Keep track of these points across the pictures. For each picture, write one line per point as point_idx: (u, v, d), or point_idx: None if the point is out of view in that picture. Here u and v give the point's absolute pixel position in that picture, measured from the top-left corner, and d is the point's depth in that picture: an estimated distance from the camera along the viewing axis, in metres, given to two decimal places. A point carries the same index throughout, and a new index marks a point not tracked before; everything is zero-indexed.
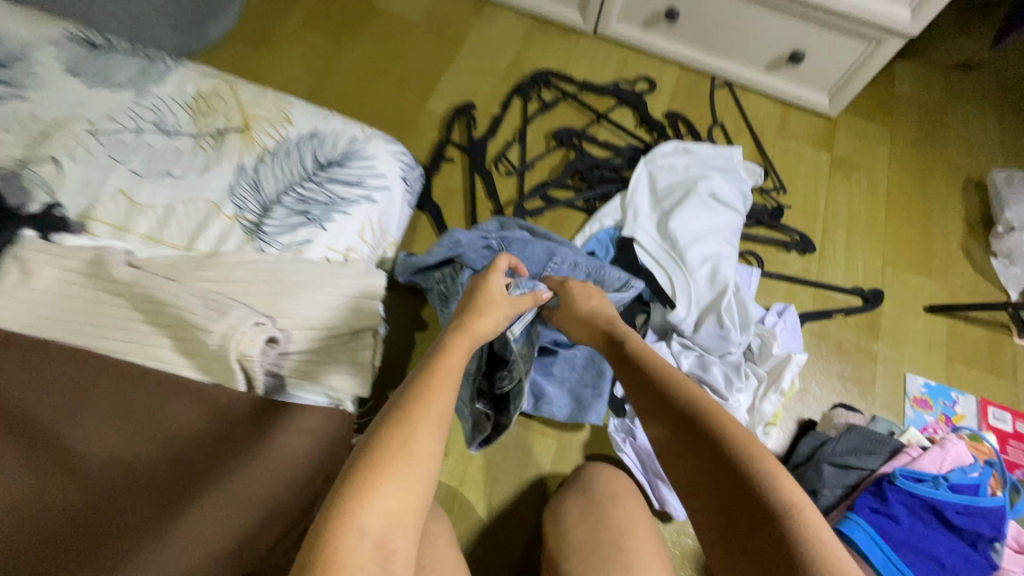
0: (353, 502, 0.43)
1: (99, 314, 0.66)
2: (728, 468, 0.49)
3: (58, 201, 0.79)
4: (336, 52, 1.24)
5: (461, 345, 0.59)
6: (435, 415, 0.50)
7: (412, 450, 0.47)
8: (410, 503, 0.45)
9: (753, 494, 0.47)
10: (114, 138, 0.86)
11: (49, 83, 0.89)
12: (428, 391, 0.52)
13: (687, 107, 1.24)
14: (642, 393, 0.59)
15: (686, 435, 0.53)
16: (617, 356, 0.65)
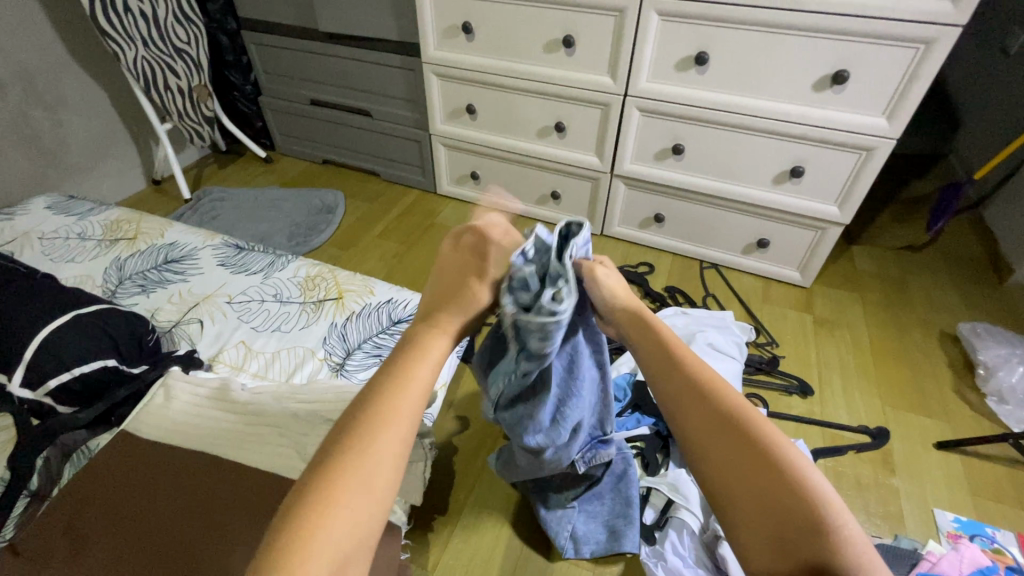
0: (297, 545, 0.40)
1: (224, 426, 0.87)
2: (785, 505, 0.45)
3: (195, 347, 1.07)
4: (405, 253, 1.64)
5: (426, 355, 0.53)
6: (396, 426, 0.47)
7: (360, 481, 0.44)
8: (358, 539, 0.43)
9: (820, 542, 0.42)
10: (243, 305, 1.17)
11: (205, 272, 1.26)
12: (381, 415, 0.47)
13: (683, 283, 1.52)
14: (691, 403, 0.51)
15: (743, 461, 0.47)
16: (669, 365, 0.54)
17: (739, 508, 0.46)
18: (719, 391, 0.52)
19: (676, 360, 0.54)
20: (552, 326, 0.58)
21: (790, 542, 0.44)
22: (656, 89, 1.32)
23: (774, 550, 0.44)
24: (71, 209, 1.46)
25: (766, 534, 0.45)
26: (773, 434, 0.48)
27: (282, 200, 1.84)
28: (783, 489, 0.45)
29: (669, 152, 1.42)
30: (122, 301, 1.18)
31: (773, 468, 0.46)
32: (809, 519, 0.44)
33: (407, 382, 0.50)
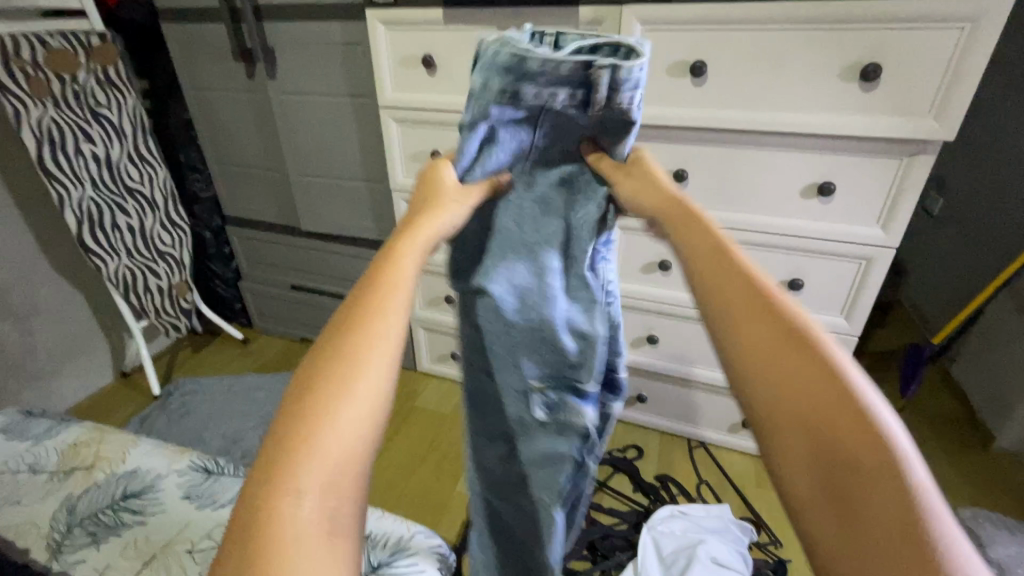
0: (284, 454, 0.37)
1: None
2: (846, 439, 0.36)
3: None
4: (386, 446, 1.58)
5: (419, 247, 0.51)
6: (376, 354, 0.43)
7: (356, 394, 0.40)
8: (336, 465, 0.38)
9: (885, 493, 0.34)
10: (207, 553, 1.07)
11: (166, 509, 1.15)
12: (370, 323, 0.43)
13: (674, 469, 1.49)
14: (732, 304, 0.44)
15: (794, 382, 0.39)
16: (726, 276, 0.45)
17: (778, 438, 0.38)
18: (769, 294, 0.43)
19: (713, 257, 0.47)
20: (496, 115, 0.56)
21: (844, 486, 0.35)
22: (625, 288, 1.38)
23: (826, 494, 0.35)
24: (27, 431, 1.38)
25: (822, 466, 0.36)
26: (837, 356, 0.40)
27: (259, 388, 1.79)
28: (842, 420, 0.36)
29: (644, 341, 1.45)
30: (67, 558, 1.06)
31: (831, 392, 0.37)
32: (875, 463, 0.35)
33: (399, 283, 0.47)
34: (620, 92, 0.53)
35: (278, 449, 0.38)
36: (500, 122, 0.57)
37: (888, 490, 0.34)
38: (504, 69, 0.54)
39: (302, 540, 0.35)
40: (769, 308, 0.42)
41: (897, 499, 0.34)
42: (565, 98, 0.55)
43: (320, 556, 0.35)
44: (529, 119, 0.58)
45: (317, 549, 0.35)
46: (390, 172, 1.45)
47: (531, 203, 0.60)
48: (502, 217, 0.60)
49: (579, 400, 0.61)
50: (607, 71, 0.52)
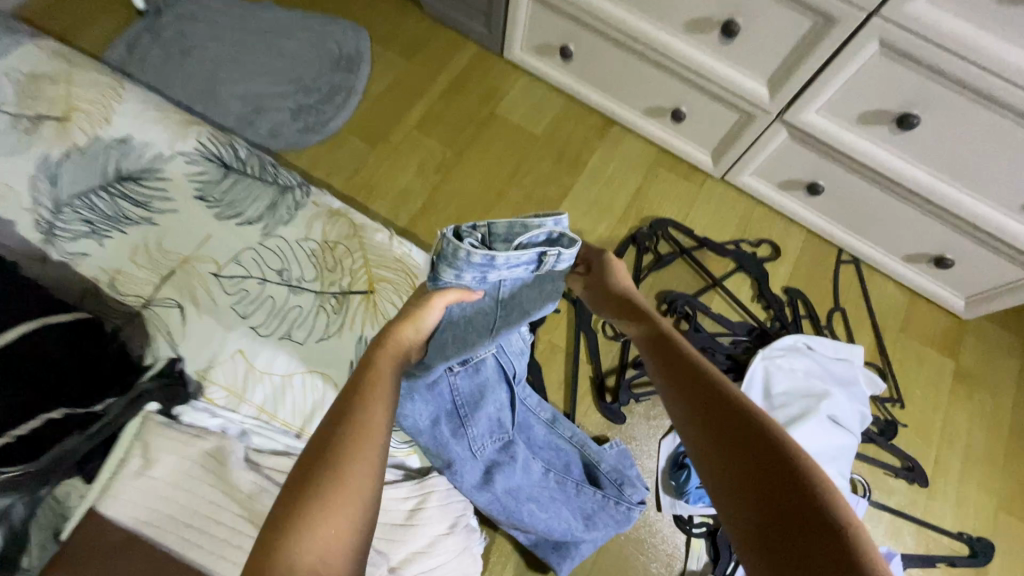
0: (285, 532, 0.44)
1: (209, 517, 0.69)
2: (777, 466, 0.47)
3: (179, 355, 0.79)
4: (452, 163, 1.21)
5: (394, 359, 0.60)
6: (366, 442, 0.50)
7: (357, 464, 0.48)
8: (327, 535, 0.44)
9: (811, 504, 0.45)
10: (237, 284, 0.84)
11: (179, 210, 0.87)
12: (360, 410, 0.52)
13: (808, 283, 1.18)
14: (674, 378, 0.57)
15: (725, 431, 0.51)
16: (683, 377, 0.57)
17: (728, 481, 0.48)
18: (719, 382, 0.55)
19: (661, 344, 0.61)
20: (475, 264, 0.63)
21: (786, 507, 0.45)
22: (931, 21, 0.78)
23: (757, 520, 0.46)
24: None
25: (771, 527, 0.45)
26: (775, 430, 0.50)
27: (283, 35, 1.25)
28: (790, 485, 0.46)
29: (888, 118, 0.93)
30: (60, 248, 0.81)
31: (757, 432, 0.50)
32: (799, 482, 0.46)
33: (382, 381, 0.56)
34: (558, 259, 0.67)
35: (279, 521, 0.45)
36: (483, 270, 0.64)
37: (810, 497, 0.45)
38: (466, 235, 0.63)
39: None
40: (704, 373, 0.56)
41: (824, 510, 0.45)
42: (521, 270, 0.67)
43: None
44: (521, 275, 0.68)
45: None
46: None
47: (484, 305, 0.72)
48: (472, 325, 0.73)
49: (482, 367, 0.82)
50: (555, 253, 0.65)
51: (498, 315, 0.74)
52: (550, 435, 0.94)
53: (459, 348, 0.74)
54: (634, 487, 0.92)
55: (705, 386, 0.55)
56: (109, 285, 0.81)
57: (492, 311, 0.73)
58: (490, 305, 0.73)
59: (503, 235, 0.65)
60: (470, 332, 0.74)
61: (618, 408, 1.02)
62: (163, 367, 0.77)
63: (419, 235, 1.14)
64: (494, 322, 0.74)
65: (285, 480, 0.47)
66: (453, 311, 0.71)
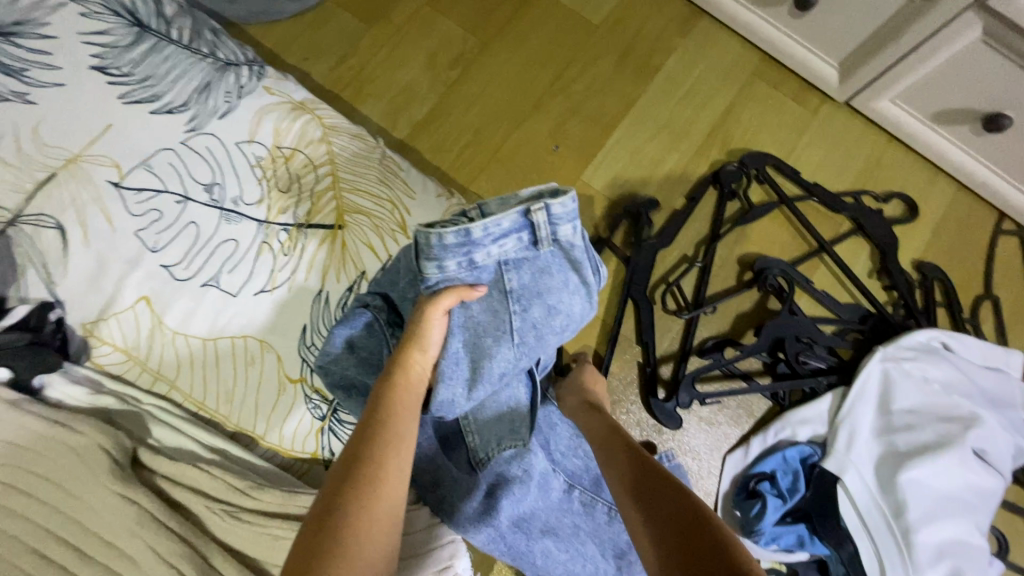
0: None
1: (69, 544, 0.46)
2: (675, 527, 0.42)
3: (55, 299, 0.54)
4: (475, 55, 0.88)
5: (413, 401, 0.48)
6: (385, 511, 0.41)
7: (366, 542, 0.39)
8: None
9: None
10: (146, 200, 0.57)
11: (65, 83, 0.59)
12: (376, 473, 0.42)
13: (953, 258, 0.86)
14: (619, 464, 0.52)
15: (642, 495, 0.46)
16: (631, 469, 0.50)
17: None
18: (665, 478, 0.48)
19: (602, 424, 0.60)
20: (452, 241, 0.50)
21: None
22: None
23: None
24: None
25: None
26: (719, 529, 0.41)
27: None
28: None
29: None
30: None
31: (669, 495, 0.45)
32: (708, 543, 0.39)
33: (403, 432, 0.45)
34: (561, 222, 0.53)
35: None
36: (464, 244, 0.51)
37: None
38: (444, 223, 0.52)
39: None
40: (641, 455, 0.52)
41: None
42: (517, 245, 0.53)
43: None
44: (516, 252, 0.53)
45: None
46: None
47: (498, 306, 0.53)
48: (487, 335, 0.53)
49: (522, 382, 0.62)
50: (545, 211, 0.52)
51: (518, 315, 0.54)
52: (578, 440, 0.67)
53: (473, 372, 0.53)
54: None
55: (646, 481, 0.48)
56: None
57: (504, 306, 0.53)
58: (500, 300, 0.53)
59: (491, 208, 0.54)
60: (484, 345, 0.53)
61: (673, 409, 0.75)
62: (26, 318, 0.53)
63: (423, 153, 0.85)
64: (517, 326, 0.54)
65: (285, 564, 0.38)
66: (456, 324, 0.53)
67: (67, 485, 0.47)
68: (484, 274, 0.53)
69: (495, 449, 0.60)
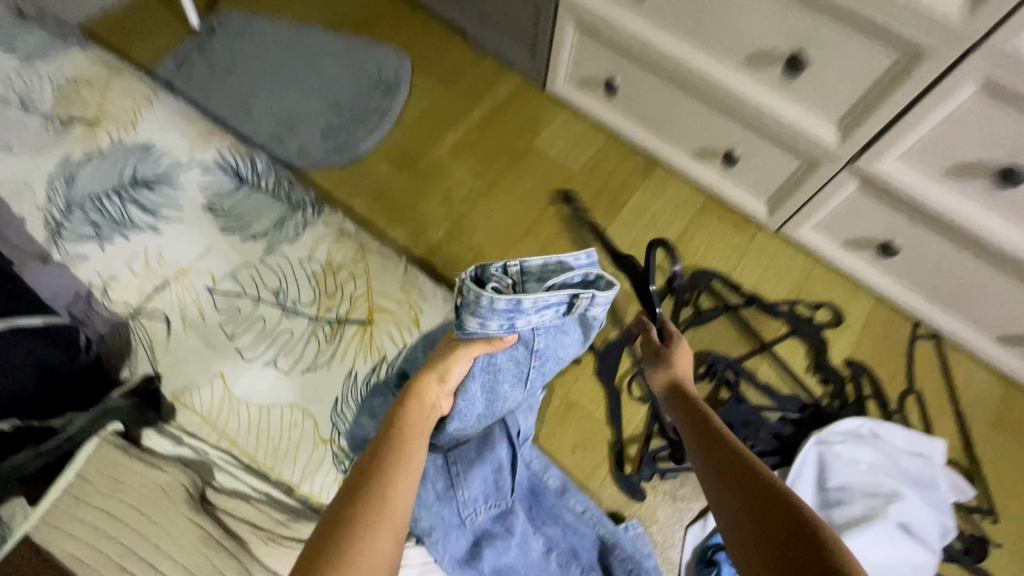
0: None
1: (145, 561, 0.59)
2: (762, 513, 0.46)
3: (156, 373, 0.74)
4: (481, 193, 1.14)
5: (423, 418, 0.61)
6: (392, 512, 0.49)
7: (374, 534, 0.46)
8: None
9: None
10: (231, 300, 0.78)
11: (185, 219, 0.84)
12: (388, 483, 0.51)
13: (878, 357, 1.02)
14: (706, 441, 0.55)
15: (730, 477, 0.50)
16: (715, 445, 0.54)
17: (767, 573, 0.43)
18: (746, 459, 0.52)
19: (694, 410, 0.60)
20: (503, 307, 0.59)
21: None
22: None
23: None
24: (17, 41, 0.97)
25: None
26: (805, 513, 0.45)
27: (327, 57, 1.26)
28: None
29: (985, 172, 0.77)
30: (68, 252, 0.80)
31: (783, 513, 0.45)
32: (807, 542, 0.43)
33: (414, 447, 0.56)
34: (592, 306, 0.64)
35: None
36: (511, 310, 0.60)
37: None
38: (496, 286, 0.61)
39: None
40: (742, 463, 0.51)
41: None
42: (553, 315, 0.63)
43: None
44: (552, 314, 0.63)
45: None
46: None
47: (518, 355, 0.68)
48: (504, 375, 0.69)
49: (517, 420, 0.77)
50: (586, 296, 0.62)
51: (530, 366, 0.69)
52: (558, 506, 0.80)
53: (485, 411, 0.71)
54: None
55: (728, 461, 0.52)
56: (103, 291, 0.78)
57: (517, 359, 0.68)
58: (520, 354, 0.68)
59: (537, 279, 0.63)
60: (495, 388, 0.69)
61: (637, 482, 0.88)
62: (138, 386, 0.72)
63: (437, 266, 1.07)
64: (527, 373, 0.70)
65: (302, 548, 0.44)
66: (480, 364, 0.67)
67: (150, 515, 0.62)
68: (520, 331, 0.65)
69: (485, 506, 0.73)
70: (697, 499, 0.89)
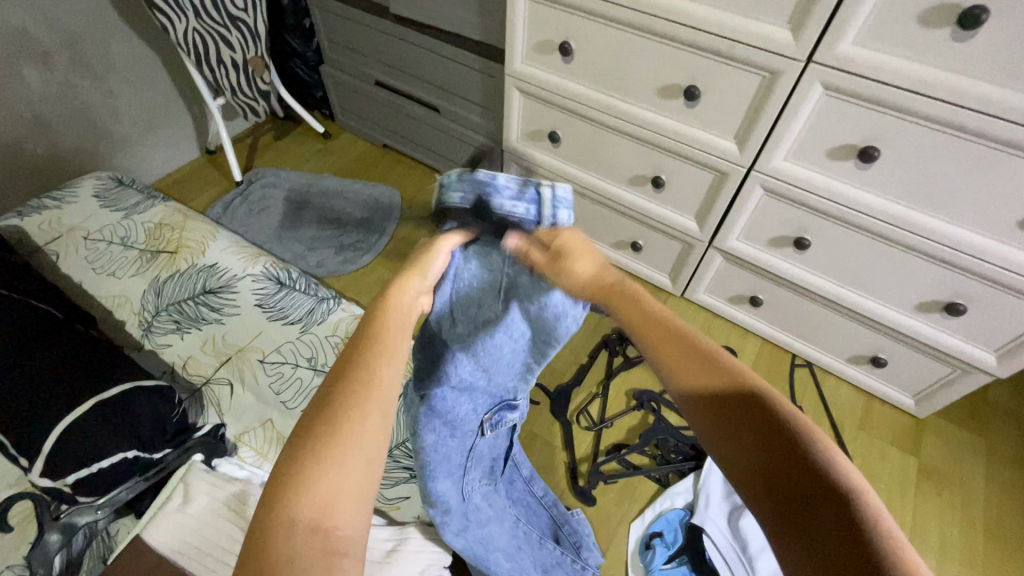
0: (313, 467, 0.43)
1: (223, 547, 0.83)
2: (723, 405, 0.47)
3: (223, 422, 1.02)
4: None
5: (401, 319, 0.55)
6: (376, 403, 0.47)
7: (370, 421, 0.46)
8: (356, 480, 0.44)
9: (803, 462, 0.43)
10: (277, 367, 1.09)
11: (242, 313, 1.16)
12: (368, 381, 0.48)
13: (767, 383, 1.33)
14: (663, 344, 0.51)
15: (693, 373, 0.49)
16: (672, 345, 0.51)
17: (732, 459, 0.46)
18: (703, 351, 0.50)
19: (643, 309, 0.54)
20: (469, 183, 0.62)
21: (772, 463, 0.44)
22: (794, 172, 1.02)
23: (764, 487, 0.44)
24: (117, 200, 1.36)
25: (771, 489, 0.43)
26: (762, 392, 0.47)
27: (337, 196, 1.69)
28: (780, 455, 0.44)
29: (790, 242, 1.14)
30: (156, 342, 1.11)
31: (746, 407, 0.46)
32: (764, 425, 0.45)
33: (395, 345, 0.52)
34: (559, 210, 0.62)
35: (300, 459, 0.43)
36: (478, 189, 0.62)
37: (811, 465, 0.42)
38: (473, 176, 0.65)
39: (297, 544, 0.40)
40: (718, 366, 0.49)
41: (840, 513, 0.40)
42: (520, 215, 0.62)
43: (318, 565, 0.40)
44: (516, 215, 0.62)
45: (316, 557, 0.40)
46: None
47: (488, 262, 0.65)
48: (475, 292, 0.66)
49: (510, 412, 0.78)
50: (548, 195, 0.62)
51: (504, 277, 0.65)
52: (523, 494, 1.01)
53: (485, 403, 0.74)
54: (590, 551, 1.00)
55: (688, 356, 0.50)
56: (183, 367, 1.08)
57: (492, 273, 0.65)
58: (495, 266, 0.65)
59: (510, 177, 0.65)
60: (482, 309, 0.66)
61: (588, 490, 1.12)
62: (211, 429, 0.98)
63: None
64: (500, 285, 0.65)
65: (304, 425, 0.45)
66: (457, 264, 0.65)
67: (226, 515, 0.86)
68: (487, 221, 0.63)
69: None
70: (637, 501, 1.13)
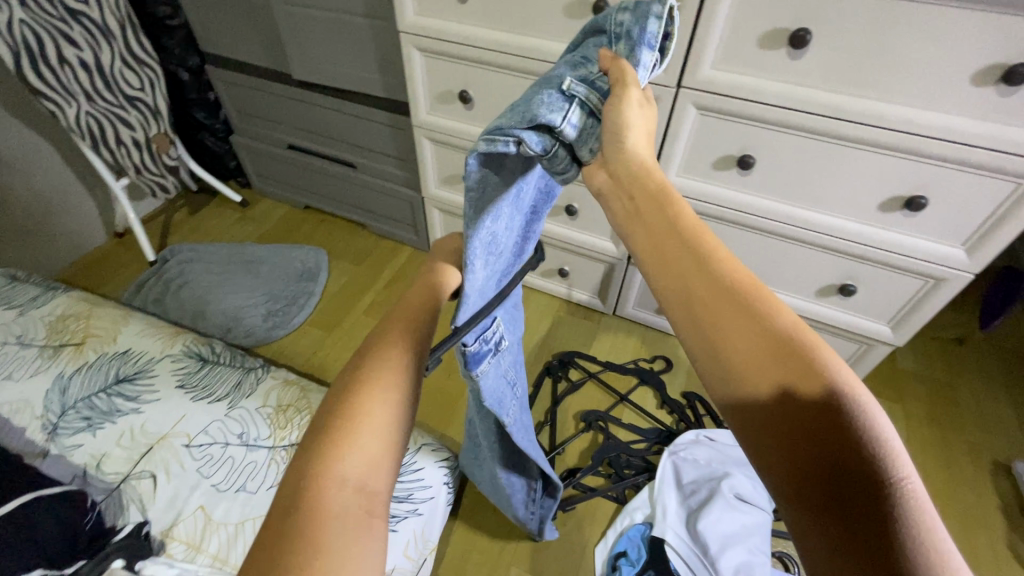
0: (344, 430, 0.42)
1: None
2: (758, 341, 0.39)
3: (146, 519, 0.94)
4: None
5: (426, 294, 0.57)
6: (401, 370, 0.48)
7: (396, 384, 0.46)
8: (390, 442, 0.44)
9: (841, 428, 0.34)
10: (204, 449, 1.02)
11: (161, 397, 1.09)
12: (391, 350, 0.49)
13: None
14: (680, 261, 0.43)
15: (720, 301, 0.41)
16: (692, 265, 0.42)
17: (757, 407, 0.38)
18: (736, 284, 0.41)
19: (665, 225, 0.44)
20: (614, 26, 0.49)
21: (804, 418, 0.35)
22: (688, 184, 1.11)
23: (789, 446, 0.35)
24: (12, 298, 1.26)
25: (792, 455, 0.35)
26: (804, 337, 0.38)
27: (260, 262, 1.65)
28: (811, 414, 0.35)
29: None
30: (63, 445, 1.02)
31: (784, 348, 0.38)
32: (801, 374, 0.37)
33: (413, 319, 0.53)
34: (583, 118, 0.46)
35: (334, 425, 0.43)
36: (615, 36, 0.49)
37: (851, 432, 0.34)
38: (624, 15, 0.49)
39: (339, 504, 0.39)
40: (745, 298, 0.40)
41: (878, 495, 0.31)
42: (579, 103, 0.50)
43: (361, 524, 0.39)
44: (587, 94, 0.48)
45: (360, 516, 0.39)
46: (404, 40, 1.15)
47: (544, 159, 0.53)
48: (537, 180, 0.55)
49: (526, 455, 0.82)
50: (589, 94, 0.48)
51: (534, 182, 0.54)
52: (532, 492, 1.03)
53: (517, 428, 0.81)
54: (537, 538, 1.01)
55: (716, 281, 0.41)
56: (96, 467, 0.99)
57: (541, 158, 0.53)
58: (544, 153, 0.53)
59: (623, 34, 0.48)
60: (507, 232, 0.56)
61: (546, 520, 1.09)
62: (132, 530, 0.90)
63: None
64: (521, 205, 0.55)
65: (336, 394, 0.46)
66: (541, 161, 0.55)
67: None
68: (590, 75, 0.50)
69: (418, 553, 0.91)
70: (599, 523, 1.13)
